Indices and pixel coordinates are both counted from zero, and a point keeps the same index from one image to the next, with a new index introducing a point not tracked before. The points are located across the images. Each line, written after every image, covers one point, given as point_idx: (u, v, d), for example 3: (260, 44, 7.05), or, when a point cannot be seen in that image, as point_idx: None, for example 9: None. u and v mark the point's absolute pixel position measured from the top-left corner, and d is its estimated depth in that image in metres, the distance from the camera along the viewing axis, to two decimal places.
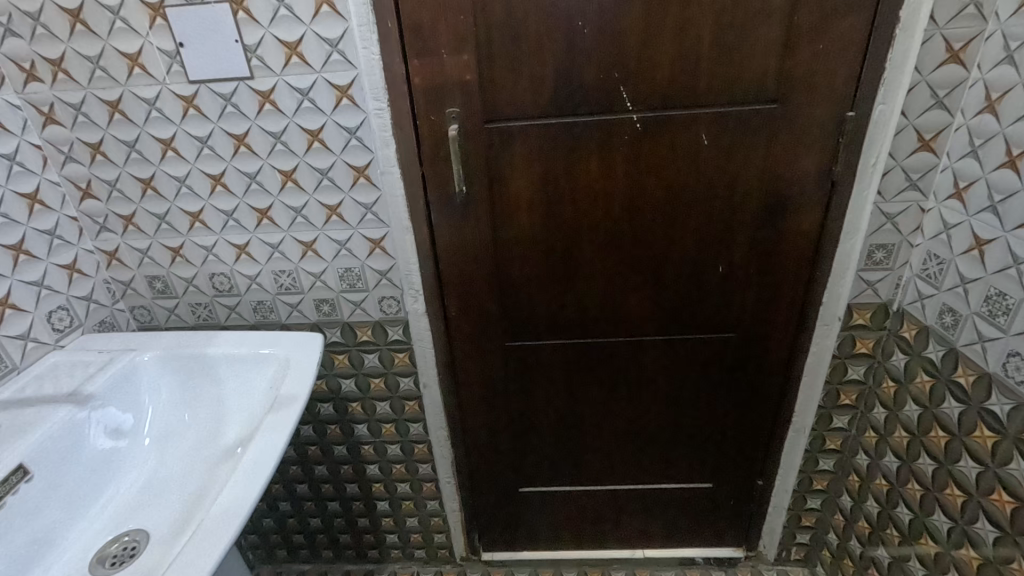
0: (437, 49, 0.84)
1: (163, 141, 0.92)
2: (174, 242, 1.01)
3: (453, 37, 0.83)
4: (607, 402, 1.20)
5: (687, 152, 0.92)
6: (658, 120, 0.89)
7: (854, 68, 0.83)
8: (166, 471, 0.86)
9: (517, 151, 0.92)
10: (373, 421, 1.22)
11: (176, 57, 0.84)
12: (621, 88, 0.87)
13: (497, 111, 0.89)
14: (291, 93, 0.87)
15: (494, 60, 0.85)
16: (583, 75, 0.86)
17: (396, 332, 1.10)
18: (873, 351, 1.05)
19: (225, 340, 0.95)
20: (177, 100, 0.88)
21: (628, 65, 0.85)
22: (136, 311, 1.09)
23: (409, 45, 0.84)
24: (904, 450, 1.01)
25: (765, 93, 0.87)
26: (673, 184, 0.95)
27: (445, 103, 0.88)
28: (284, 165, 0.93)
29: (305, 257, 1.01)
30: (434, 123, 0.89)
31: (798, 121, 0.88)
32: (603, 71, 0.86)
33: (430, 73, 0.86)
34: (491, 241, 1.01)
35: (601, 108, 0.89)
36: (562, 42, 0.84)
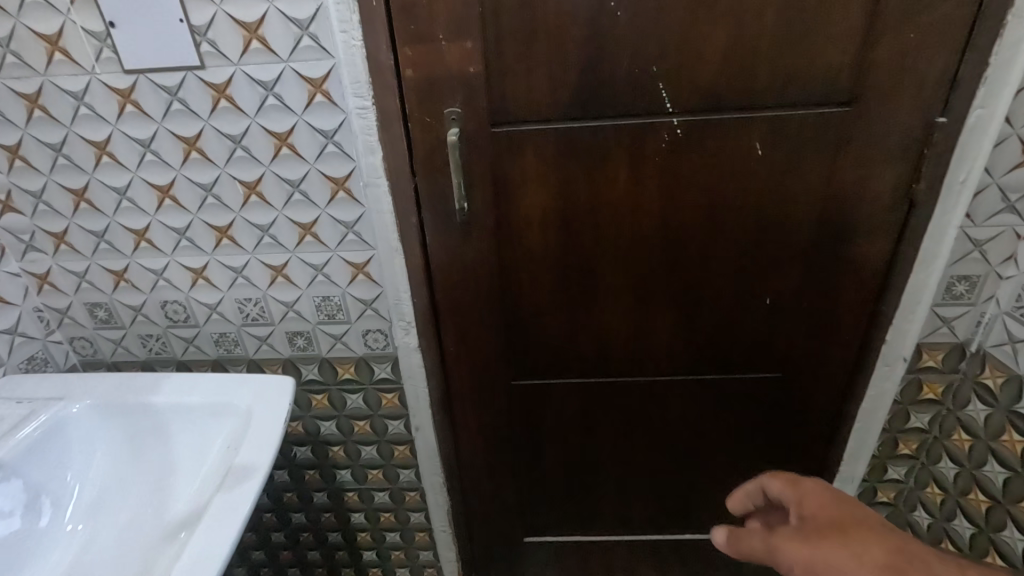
0: (434, 34, 0.67)
1: (96, 145, 0.74)
2: (117, 264, 0.84)
3: (454, 19, 0.66)
4: (628, 447, 1.04)
5: (736, 163, 0.76)
6: (704, 125, 0.73)
7: (949, 64, 0.67)
8: (93, 556, 0.69)
9: (531, 160, 0.76)
10: (357, 466, 1.06)
11: (105, 40, 0.67)
12: (660, 85, 0.71)
13: (508, 112, 0.73)
14: (252, 87, 0.70)
15: (504, 48, 0.69)
16: (614, 68, 0.70)
17: (384, 370, 0.93)
18: (942, 397, 0.90)
19: (178, 385, 0.79)
20: (110, 95, 0.71)
21: (670, 57, 0.69)
22: (76, 344, 0.92)
23: (400, 29, 0.67)
24: (982, 519, 0.85)
25: (837, 93, 0.70)
26: (717, 202, 0.79)
27: (444, 101, 0.71)
28: (246, 175, 0.76)
29: (275, 283, 0.85)
30: (431, 126, 0.73)
31: (874, 127, 0.72)
32: (640, 64, 0.69)
33: (425, 65, 0.69)
34: (498, 267, 0.85)
35: (635, 110, 0.72)
36: (590, 27, 0.67)
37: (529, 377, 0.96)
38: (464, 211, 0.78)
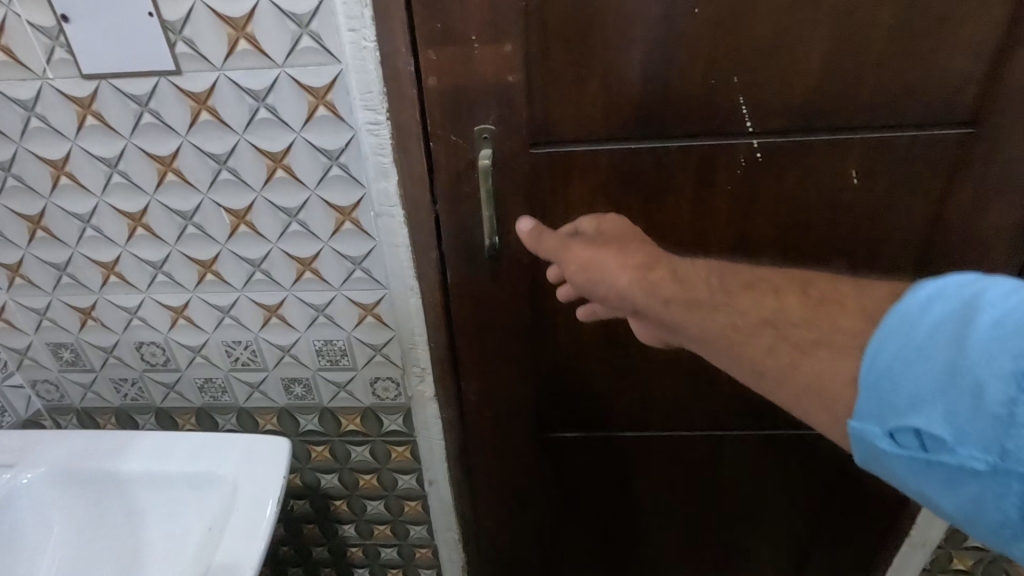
0: (466, 34, 0.54)
1: (53, 163, 0.62)
2: (82, 301, 0.72)
3: (490, 16, 0.53)
4: (672, 509, 0.90)
5: (824, 195, 0.63)
6: (789, 149, 0.60)
7: None
8: None
9: (576, 188, 0.63)
10: (363, 521, 0.93)
11: (58, 38, 0.54)
12: (739, 97, 0.58)
13: (551, 130, 0.60)
14: (240, 97, 0.57)
15: (550, 52, 0.56)
16: (685, 78, 0.57)
17: (395, 423, 0.81)
18: None
19: (152, 448, 0.67)
20: (68, 105, 0.58)
21: (756, 65, 0.56)
22: (40, 388, 0.80)
23: (423, 27, 0.54)
24: None
25: (956, 112, 0.57)
26: (796, 239, 0.66)
27: (475, 116, 0.59)
28: (232, 202, 0.63)
29: (268, 324, 0.72)
30: (457, 145, 0.60)
31: (1002, 153, 0.59)
32: (716, 73, 0.56)
33: (454, 72, 0.56)
34: (531, 309, 0.72)
35: (707, 131, 0.60)
36: (657, 27, 0.55)
37: (559, 433, 0.83)
38: (495, 248, 0.65)
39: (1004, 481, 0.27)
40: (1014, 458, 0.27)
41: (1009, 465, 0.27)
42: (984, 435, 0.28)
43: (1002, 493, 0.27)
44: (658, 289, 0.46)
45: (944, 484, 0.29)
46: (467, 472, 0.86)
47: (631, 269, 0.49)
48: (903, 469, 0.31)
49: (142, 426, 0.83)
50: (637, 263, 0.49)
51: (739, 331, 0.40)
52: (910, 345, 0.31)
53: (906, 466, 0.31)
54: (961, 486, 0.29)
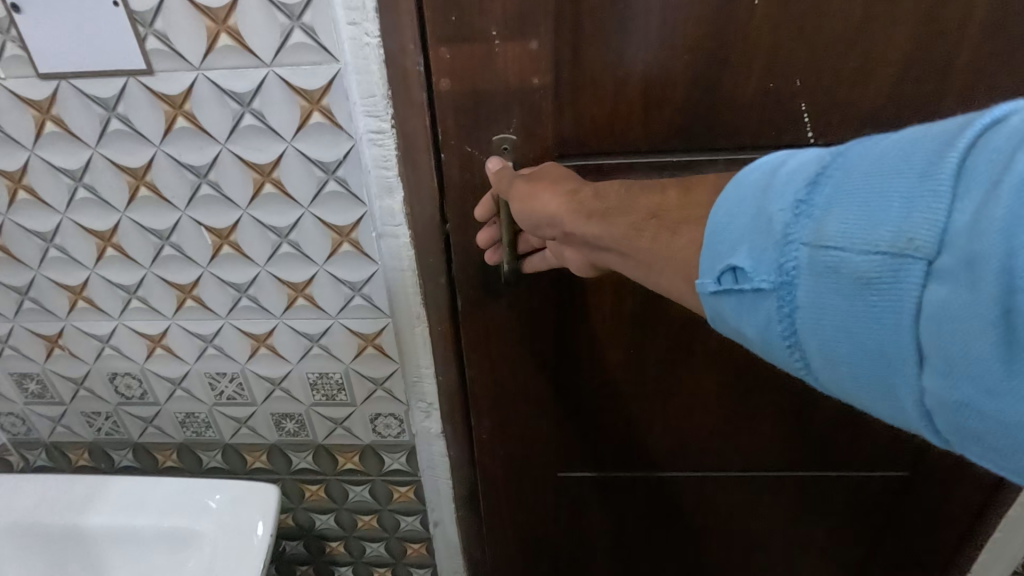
0: (485, 28, 0.46)
1: (9, 176, 0.54)
2: (48, 329, 0.64)
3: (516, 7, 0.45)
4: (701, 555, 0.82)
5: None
6: None
7: None
8: None
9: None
10: (361, 564, 0.85)
11: (8, 31, 0.47)
12: (801, 104, 0.50)
13: (584, 140, 0.52)
14: (221, 101, 0.49)
15: (584, 52, 0.48)
16: (748, 82, 0.49)
17: (398, 461, 0.73)
18: None
19: (121, 500, 0.58)
20: (23, 108, 0.50)
21: (829, 70, 0.48)
22: (5, 421, 0.72)
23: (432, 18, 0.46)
24: None
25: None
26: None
27: (496, 122, 0.51)
28: (214, 219, 0.55)
29: (256, 355, 0.64)
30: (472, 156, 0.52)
31: None
32: (774, 75, 0.49)
33: (470, 72, 0.48)
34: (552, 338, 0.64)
35: (762, 145, 0.52)
36: (711, 22, 0.47)
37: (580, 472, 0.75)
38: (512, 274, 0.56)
39: (783, 296, 0.29)
40: (789, 272, 0.28)
41: (794, 282, 0.28)
42: (770, 260, 0.29)
43: (783, 307, 0.29)
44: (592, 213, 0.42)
45: (750, 317, 0.30)
46: (476, 513, 0.78)
47: (562, 194, 0.44)
48: (724, 309, 0.31)
49: (118, 463, 0.75)
50: (566, 188, 0.44)
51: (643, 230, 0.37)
52: (735, 202, 0.31)
53: (730, 308, 0.31)
54: (755, 310, 0.30)
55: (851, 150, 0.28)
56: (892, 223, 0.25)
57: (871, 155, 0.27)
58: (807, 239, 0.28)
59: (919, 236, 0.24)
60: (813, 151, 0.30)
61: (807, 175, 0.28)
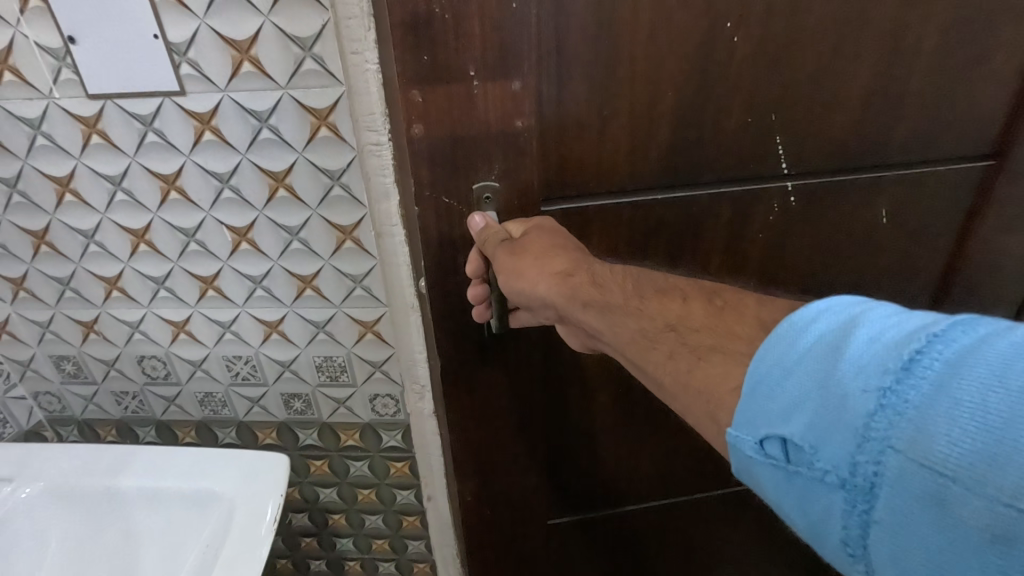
0: (463, 73, 0.49)
1: (57, 180, 0.62)
2: (85, 315, 0.72)
3: (497, 52, 0.49)
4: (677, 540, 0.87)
5: (833, 215, 0.65)
6: (823, 190, 0.64)
7: None
8: None
9: (595, 241, 0.62)
10: (361, 536, 0.93)
11: (64, 59, 0.55)
12: (778, 137, 0.59)
13: (564, 187, 0.58)
14: (243, 117, 0.57)
15: (566, 89, 0.53)
16: (718, 106, 0.56)
17: (394, 438, 0.81)
18: None
19: (148, 467, 0.66)
20: (72, 123, 0.59)
21: (783, 93, 0.57)
22: (42, 399, 0.80)
23: (409, 64, 0.48)
24: None
25: (958, 150, 0.63)
26: (792, 260, 0.67)
27: (478, 162, 0.54)
28: (233, 219, 0.63)
29: (268, 340, 0.72)
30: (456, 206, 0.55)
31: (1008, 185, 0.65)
32: (729, 102, 0.56)
33: (448, 115, 0.51)
34: (535, 363, 0.67)
35: (725, 160, 0.60)
36: (681, 58, 0.53)
37: (568, 487, 0.78)
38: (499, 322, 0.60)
39: (850, 495, 0.27)
40: (860, 472, 0.26)
41: (841, 473, 0.27)
42: (839, 449, 0.27)
43: (849, 505, 0.27)
44: (580, 294, 0.47)
45: (791, 492, 0.30)
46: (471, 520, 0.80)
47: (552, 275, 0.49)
48: (761, 473, 0.31)
49: (141, 439, 0.83)
50: (558, 270, 0.49)
51: (648, 341, 0.43)
52: (787, 361, 0.31)
53: (771, 473, 0.31)
54: (818, 495, 0.28)
55: (952, 345, 0.26)
56: (983, 468, 0.23)
57: (977, 368, 0.24)
58: (887, 441, 0.26)
59: (993, 479, 0.22)
60: (907, 329, 0.28)
61: (877, 360, 0.27)
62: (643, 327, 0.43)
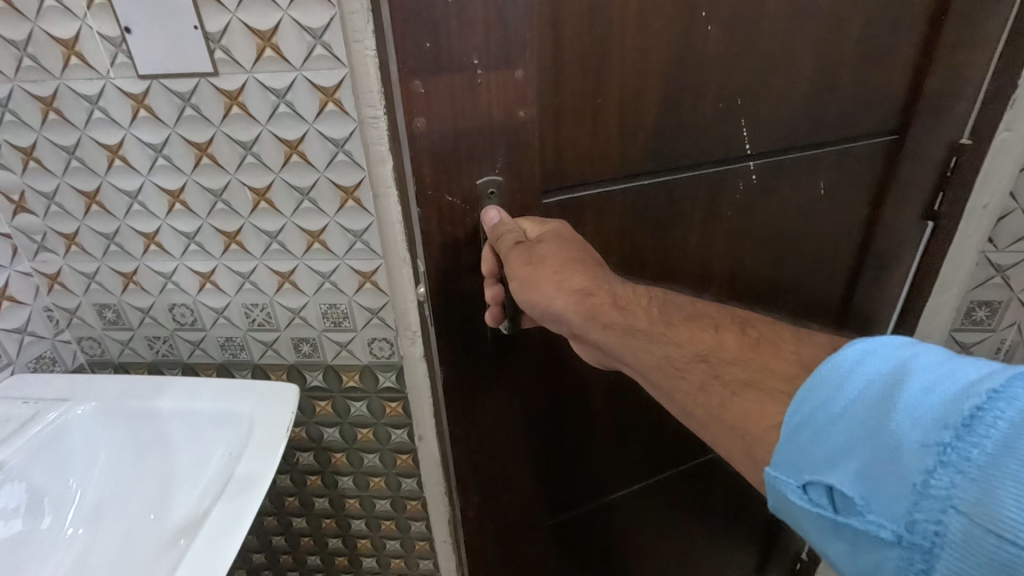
0: (468, 60, 0.53)
1: (109, 148, 0.75)
2: (126, 267, 0.85)
3: (499, 43, 0.53)
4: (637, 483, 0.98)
5: (786, 190, 0.76)
6: (778, 167, 0.74)
7: (984, 91, 0.72)
8: (90, 565, 0.67)
9: (589, 229, 0.68)
10: (359, 474, 1.05)
11: (120, 45, 0.68)
12: (743, 120, 0.69)
13: (562, 178, 0.64)
14: (264, 94, 0.70)
15: (561, 81, 0.58)
16: (690, 88, 0.64)
17: (389, 379, 0.93)
18: None
19: (181, 391, 0.78)
20: (124, 99, 0.71)
21: (734, 75, 0.65)
22: (84, 344, 0.92)
23: (414, 54, 0.51)
24: None
25: (868, 130, 0.74)
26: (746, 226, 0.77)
27: (484, 156, 0.58)
28: (255, 181, 0.76)
29: (282, 289, 0.85)
30: (457, 197, 0.59)
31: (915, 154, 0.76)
32: (689, 85, 0.64)
33: (450, 107, 0.54)
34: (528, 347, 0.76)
35: (693, 144, 0.68)
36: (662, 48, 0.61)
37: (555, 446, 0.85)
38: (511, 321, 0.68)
39: (906, 546, 0.33)
40: (913, 526, 0.32)
41: (897, 529, 0.33)
42: (890, 501, 0.34)
43: (906, 558, 0.33)
44: (601, 318, 0.57)
45: (845, 539, 0.36)
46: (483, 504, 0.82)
47: (574, 294, 0.58)
48: (814, 518, 0.38)
49: None
50: (576, 288, 0.58)
51: (675, 369, 0.53)
52: (834, 413, 0.38)
53: (821, 516, 0.38)
54: (875, 545, 0.34)
55: (996, 409, 0.31)
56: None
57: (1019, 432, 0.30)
58: (939, 498, 0.32)
59: None
60: (956, 392, 0.33)
61: (926, 421, 0.34)
62: (669, 355, 0.54)
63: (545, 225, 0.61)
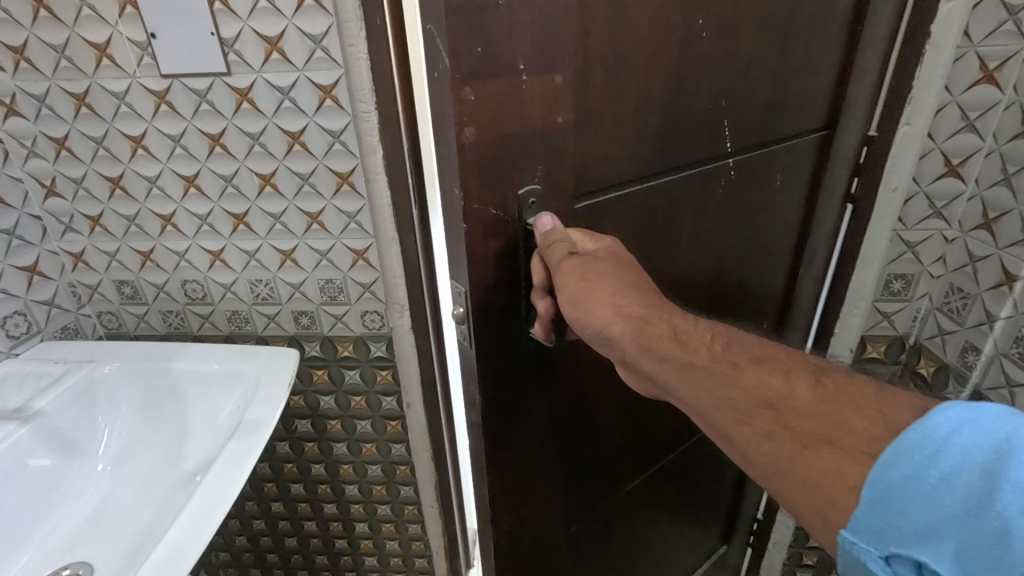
0: (514, 65, 0.52)
1: (132, 139, 0.85)
2: (144, 246, 0.95)
3: (540, 48, 0.52)
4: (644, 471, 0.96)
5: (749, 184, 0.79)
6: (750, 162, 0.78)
7: (893, 89, 0.83)
8: (119, 498, 0.78)
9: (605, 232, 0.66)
10: (353, 440, 1.15)
11: (146, 49, 0.78)
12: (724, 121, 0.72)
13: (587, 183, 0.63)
14: (271, 91, 0.80)
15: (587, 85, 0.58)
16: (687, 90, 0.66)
17: (379, 349, 1.03)
18: (886, 354, 0.99)
19: (194, 354, 0.88)
20: (148, 96, 0.82)
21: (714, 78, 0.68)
22: (103, 318, 1.02)
23: (467, 58, 0.48)
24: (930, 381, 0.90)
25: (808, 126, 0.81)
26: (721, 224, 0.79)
27: (520, 164, 0.56)
28: (261, 168, 0.86)
29: (284, 266, 0.95)
30: (500, 210, 0.57)
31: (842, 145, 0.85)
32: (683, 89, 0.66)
33: (497, 114, 0.52)
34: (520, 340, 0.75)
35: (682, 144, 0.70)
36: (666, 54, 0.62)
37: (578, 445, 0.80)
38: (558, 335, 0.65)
39: None
40: None
41: None
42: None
43: None
44: (656, 349, 0.54)
45: None
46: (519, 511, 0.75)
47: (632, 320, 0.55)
48: None
49: None
50: (633, 315, 0.55)
51: (736, 408, 0.50)
52: (921, 479, 0.38)
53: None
54: None
55: None
56: None
57: None
58: None
59: None
60: None
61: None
62: (732, 396, 0.50)
63: (599, 241, 0.60)
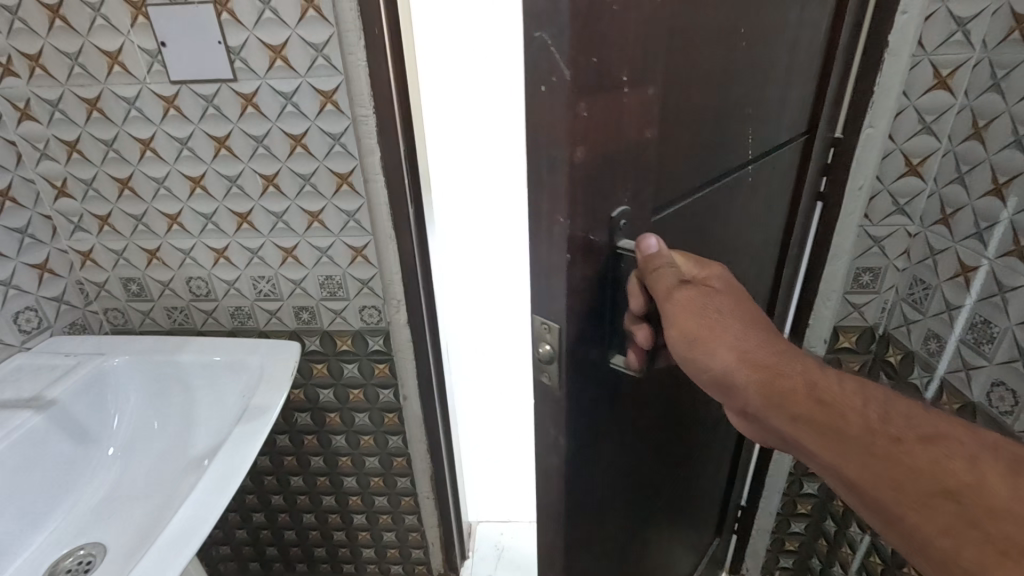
0: (617, 78, 0.49)
1: (142, 141, 0.90)
2: (151, 244, 0.99)
3: (637, 62, 0.50)
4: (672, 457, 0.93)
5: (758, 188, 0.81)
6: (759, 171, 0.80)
7: (858, 94, 0.89)
8: (130, 482, 0.82)
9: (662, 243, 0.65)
10: (351, 433, 1.19)
11: (156, 56, 0.83)
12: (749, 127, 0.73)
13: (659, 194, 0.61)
14: (274, 96, 0.85)
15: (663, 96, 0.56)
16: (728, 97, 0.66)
17: (377, 343, 1.07)
18: (857, 344, 1.05)
19: (200, 346, 0.92)
20: (157, 101, 0.86)
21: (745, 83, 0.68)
22: (110, 314, 1.06)
23: (583, 70, 0.45)
24: (896, 368, 0.96)
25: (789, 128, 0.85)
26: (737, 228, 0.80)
27: (617, 182, 0.53)
28: (265, 169, 0.91)
29: (285, 263, 0.99)
30: (599, 239, 0.54)
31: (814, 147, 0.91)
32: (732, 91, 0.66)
33: (604, 132, 0.50)
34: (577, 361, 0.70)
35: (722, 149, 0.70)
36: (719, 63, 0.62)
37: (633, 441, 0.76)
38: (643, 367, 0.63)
39: None
40: None
41: None
42: None
43: None
44: (789, 408, 0.53)
45: None
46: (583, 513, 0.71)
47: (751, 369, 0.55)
48: None
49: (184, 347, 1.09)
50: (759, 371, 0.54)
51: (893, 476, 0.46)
52: None
53: None
54: None
55: None
56: None
57: None
58: None
59: None
60: None
61: None
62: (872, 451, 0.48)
63: (704, 268, 0.60)
